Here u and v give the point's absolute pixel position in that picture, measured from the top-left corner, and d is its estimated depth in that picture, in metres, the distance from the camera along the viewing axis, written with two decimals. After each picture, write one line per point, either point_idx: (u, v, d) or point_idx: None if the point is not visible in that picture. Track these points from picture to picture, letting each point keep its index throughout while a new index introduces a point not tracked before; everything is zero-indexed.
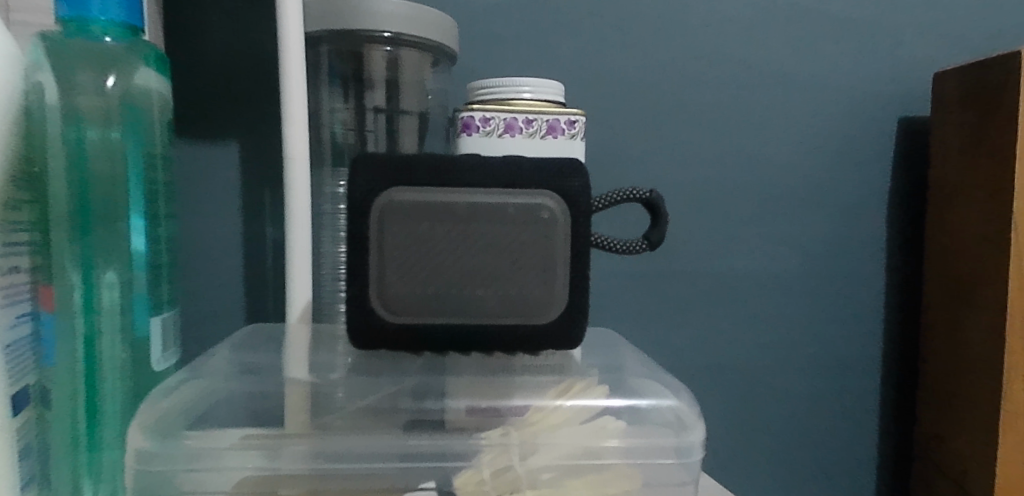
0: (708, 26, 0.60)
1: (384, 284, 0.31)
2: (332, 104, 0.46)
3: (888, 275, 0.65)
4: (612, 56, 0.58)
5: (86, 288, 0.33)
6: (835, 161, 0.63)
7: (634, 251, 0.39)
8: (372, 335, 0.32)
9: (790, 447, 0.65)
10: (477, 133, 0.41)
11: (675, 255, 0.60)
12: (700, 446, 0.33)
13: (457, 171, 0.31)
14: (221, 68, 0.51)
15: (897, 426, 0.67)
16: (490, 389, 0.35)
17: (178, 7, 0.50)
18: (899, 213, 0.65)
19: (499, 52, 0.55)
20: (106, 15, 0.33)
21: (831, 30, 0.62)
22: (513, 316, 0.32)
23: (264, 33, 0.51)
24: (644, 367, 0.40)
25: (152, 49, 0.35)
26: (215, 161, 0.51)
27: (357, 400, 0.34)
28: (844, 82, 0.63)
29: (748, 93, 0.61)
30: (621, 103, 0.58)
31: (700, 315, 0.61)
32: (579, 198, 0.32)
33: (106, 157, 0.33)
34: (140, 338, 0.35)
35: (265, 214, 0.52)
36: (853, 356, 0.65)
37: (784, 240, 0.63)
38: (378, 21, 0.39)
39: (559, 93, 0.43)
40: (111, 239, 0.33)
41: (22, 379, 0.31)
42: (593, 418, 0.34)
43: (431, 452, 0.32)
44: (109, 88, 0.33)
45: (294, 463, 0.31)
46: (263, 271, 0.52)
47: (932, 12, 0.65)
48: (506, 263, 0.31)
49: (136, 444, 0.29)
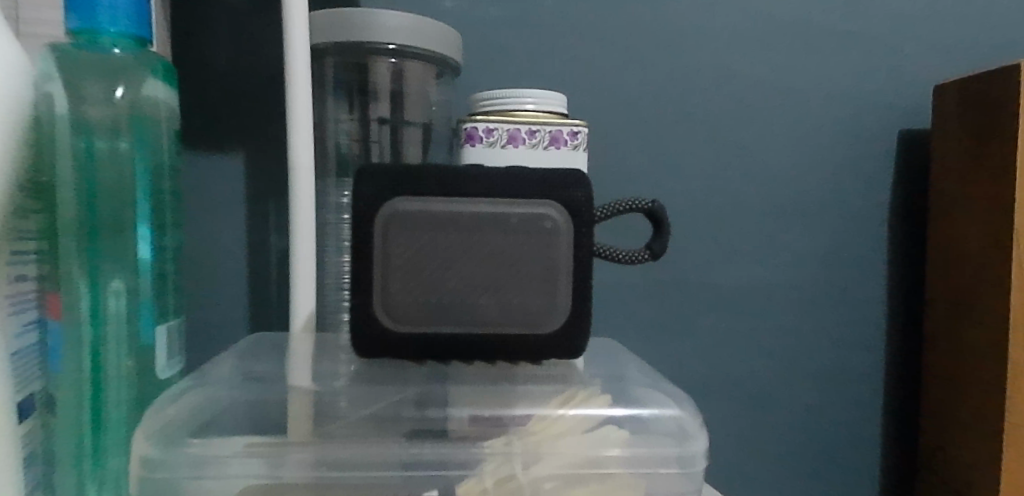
0: (709, 40, 0.60)
1: (387, 292, 0.31)
2: (337, 115, 0.47)
3: (890, 287, 0.65)
4: (614, 70, 0.58)
5: (93, 295, 0.33)
6: (836, 173, 0.64)
7: (636, 261, 0.40)
8: (375, 344, 0.32)
9: (794, 458, 0.65)
10: (480, 144, 0.41)
11: (678, 266, 0.61)
12: (702, 456, 0.33)
13: (460, 181, 0.31)
14: (229, 80, 0.51)
15: (900, 439, 0.67)
16: (492, 399, 0.35)
17: (186, 21, 0.50)
18: (901, 224, 0.65)
19: (502, 64, 0.56)
20: (115, 28, 0.33)
21: (831, 43, 0.63)
22: (515, 325, 0.32)
23: (271, 46, 0.52)
24: (647, 377, 0.40)
25: (160, 60, 0.36)
26: (220, 172, 0.52)
27: (360, 409, 0.34)
28: (845, 95, 0.63)
29: (749, 105, 0.61)
30: (622, 115, 0.59)
31: (703, 325, 0.61)
32: (582, 208, 0.32)
33: (114, 167, 0.34)
34: (146, 347, 0.35)
35: (269, 224, 0.52)
36: (856, 369, 0.65)
37: (786, 251, 0.63)
38: (382, 33, 0.39)
39: (562, 104, 0.43)
40: (119, 248, 0.34)
41: (28, 386, 0.31)
42: (595, 427, 0.34)
43: (434, 461, 0.32)
44: (117, 99, 0.34)
45: (297, 471, 0.31)
46: (268, 280, 0.53)
47: (932, 26, 0.65)
48: (508, 272, 0.31)
49: (139, 452, 0.30)
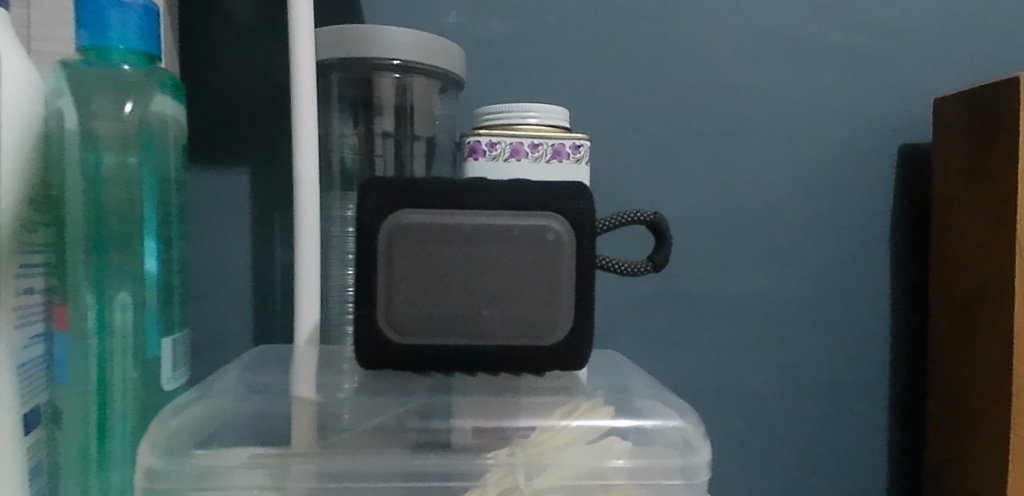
0: (709, 55, 0.61)
1: (392, 305, 0.31)
2: (342, 130, 0.47)
3: (893, 299, 0.65)
4: (614, 84, 0.59)
5: (99, 309, 0.33)
6: (837, 187, 0.64)
7: (638, 272, 0.40)
8: (379, 356, 0.32)
9: (798, 469, 0.64)
10: (484, 158, 0.42)
11: (679, 278, 0.61)
12: (705, 467, 0.33)
13: (464, 193, 0.32)
14: (235, 96, 0.52)
15: (907, 454, 0.66)
16: (495, 411, 0.35)
17: (194, 38, 0.51)
18: (903, 237, 0.65)
19: (504, 79, 0.57)
20: (125, 44, 0.33)
21: (830, 57, 0.63)
22: (518, 337, 0.32)
23: (277, 63, 0.52)
24: (650, 388, 0.40)
25: (168, 76, 0.36)
26: (225, 185, 0.52)
27: (364, 421, 0.34)
28: (845, 109, 0.64)
29: (749, 119, 0.62)
30: (623, 129, 0.59)
31: (704, 337, 0.61)
32: (583, 220, 0.32)
33: (121, 181, 0.34)
34: (152, 359, 0.35)
35: (274, 238, 0.53)
36: (860, 382, 0.65)
37: (786, 264, 0.63)
38: (387, 49, 0.40)
39: (564, 118, 0.44)
40: (124, 260, 0.34)
41: (34, 399, 0.32)
42: (598, 438, 0.34)
43: (437, 472, 0.32)
44: (126, 114, 0.34)
45: (300, 482, 0.32)
46: (272, 293, 0.53)
47: (932, 40, 0.66)
48: (510, 284, 0.32)
49: (145, 463, 0.30)
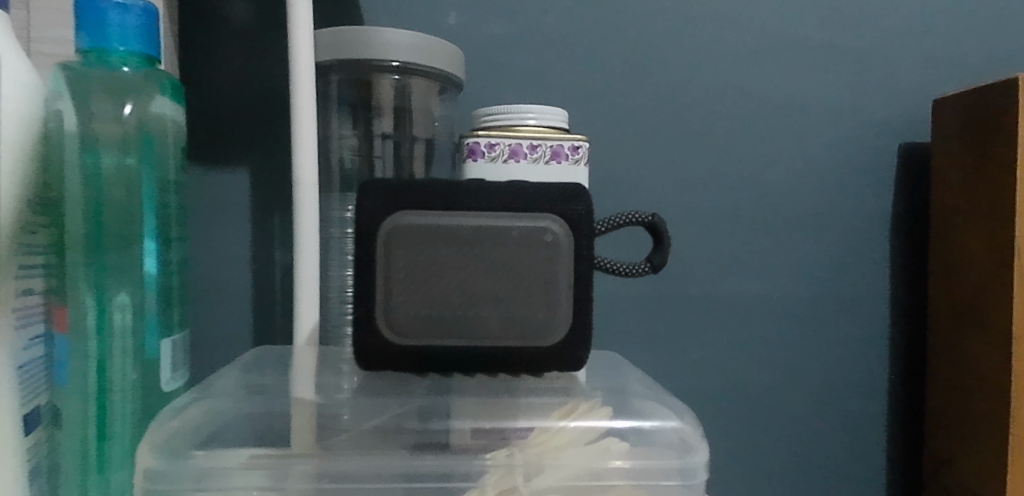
0: (708, 56, 0.61)
1: (390, 306, 0.31)
2: (342, 131, 0.47)
3: (892, 299, 0.65)
4: (613, 85, 0.59)
5: (99, 310, 0.33)
6: (836, 187, 0.64)
7: (637, 273, 0.40)
8: (378, 357, 0.32)
9: (797, 469, 0.64)
10: (483, 159, 0.42)
11: (678, 279, 0.61)
12: (703, 468, 0.34)
13: (462, 195, 0.32)
14: (235, 96, 0.52)
15: (905, 454, 0.66)
16: (493, 411, 0.35)
17: (194, 39, 0.51)
18: (902, 237, 0.65)
19: (504, 80, 0.57)
20: (124, 46, 0.33)
21: (829, 57, 0.63)
22: (517, 338, 0.32)
23: (277, 64, 0.52)
24: (649, 389, 0.40)
25: (167, 77, 0.36)
26: (224, 186, 0.52)
27: (363, 422, 0.34)
28: (844, 110, 0.64)
29: (748, 120, 0.62)
30: (622, 130, 0.59)
31: (703, 338, 0.62)
32: (582, 222, 0.32)
33: (121, 182, 0.34)
34: (151, 360, 0.35)
35: (274, 238, 0.53)
36: (859, 382, 0.65)
37: (785, 264, 0.63)
38: (386, 51, 0.40)
39: (563, 119, 0.44)
40: (124, 261, 0.34)
41: (33, 400, 0.32)
42: (596, 439, 0.34)
43: (435, 472, 0.33)
44: (126, 115, 0.34)
45: (299, 483, 0.32)
46: (272, 293, 0.53)
47: (931, 41, 0.66)
48: (508, 286, 0.32)
49: (145, 464, 0.30)
